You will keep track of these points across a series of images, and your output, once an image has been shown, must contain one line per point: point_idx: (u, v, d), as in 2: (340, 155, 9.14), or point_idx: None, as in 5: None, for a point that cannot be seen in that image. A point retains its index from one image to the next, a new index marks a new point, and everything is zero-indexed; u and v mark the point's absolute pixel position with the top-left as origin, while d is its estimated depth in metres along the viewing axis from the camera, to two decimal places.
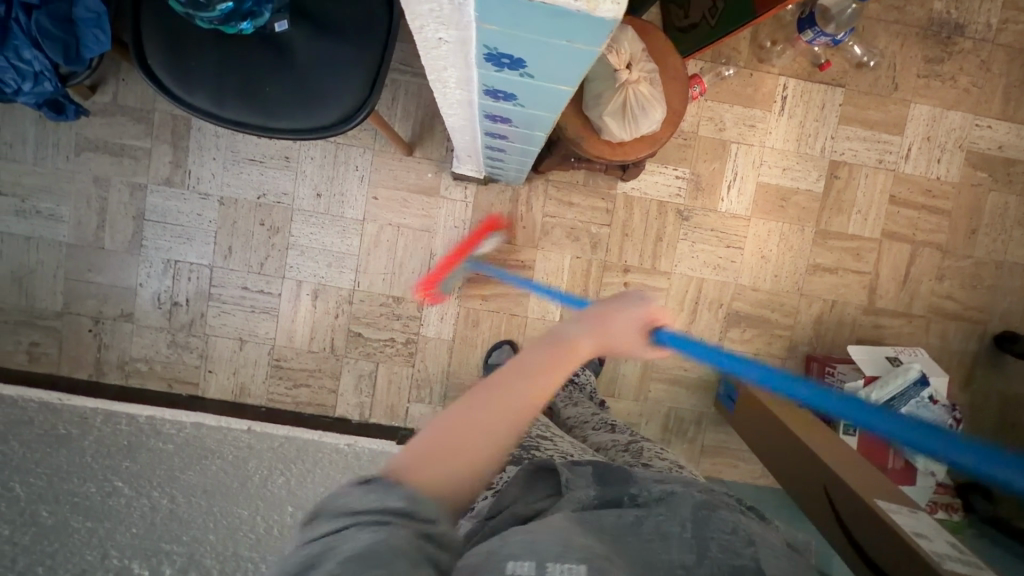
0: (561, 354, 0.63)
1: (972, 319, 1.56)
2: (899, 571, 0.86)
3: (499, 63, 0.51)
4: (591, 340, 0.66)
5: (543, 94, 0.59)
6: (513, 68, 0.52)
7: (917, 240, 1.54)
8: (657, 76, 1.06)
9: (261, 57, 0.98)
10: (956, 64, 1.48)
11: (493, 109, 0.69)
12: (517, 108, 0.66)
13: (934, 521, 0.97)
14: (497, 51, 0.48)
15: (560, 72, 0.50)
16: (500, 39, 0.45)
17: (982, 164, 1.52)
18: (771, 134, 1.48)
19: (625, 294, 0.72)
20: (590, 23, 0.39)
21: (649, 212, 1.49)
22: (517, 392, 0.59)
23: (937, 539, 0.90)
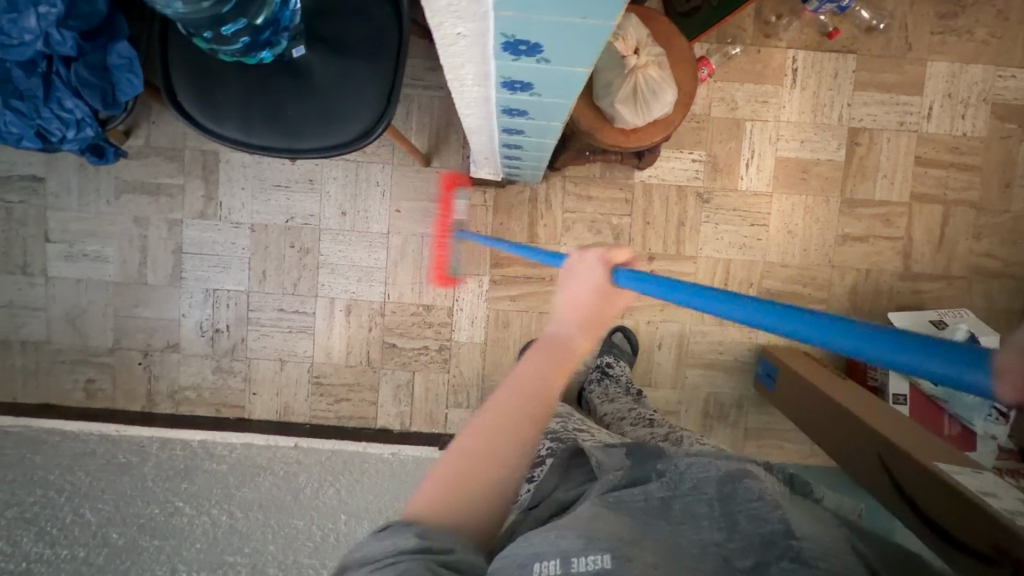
0: (560, 354, 0.63)
1: (1017, 275, 1.50)
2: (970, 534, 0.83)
3: (516, 51, 0.53)
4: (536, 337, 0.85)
5: (559, 78, 0.60)
6: (529, 54, 0.54)
7: (950, 200, 1.49)
8: (664, 58, 1.07)
9: (282, 82, 1.03)
10: (971, 17, 1.45)
11: (510, 102, 0.71)
12: (533, 98, 0.68)
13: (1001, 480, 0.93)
14: (514, 38, 0.50)
15: (575, 52, 0.52)
16: (516, 25, 0.47)
17: (1009, 115, 1.48)
18: (784, 108, 1.47)
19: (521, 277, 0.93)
20: None
21: (669, 198, 1.49)
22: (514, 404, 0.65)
23: (1006, 496, 0.87)
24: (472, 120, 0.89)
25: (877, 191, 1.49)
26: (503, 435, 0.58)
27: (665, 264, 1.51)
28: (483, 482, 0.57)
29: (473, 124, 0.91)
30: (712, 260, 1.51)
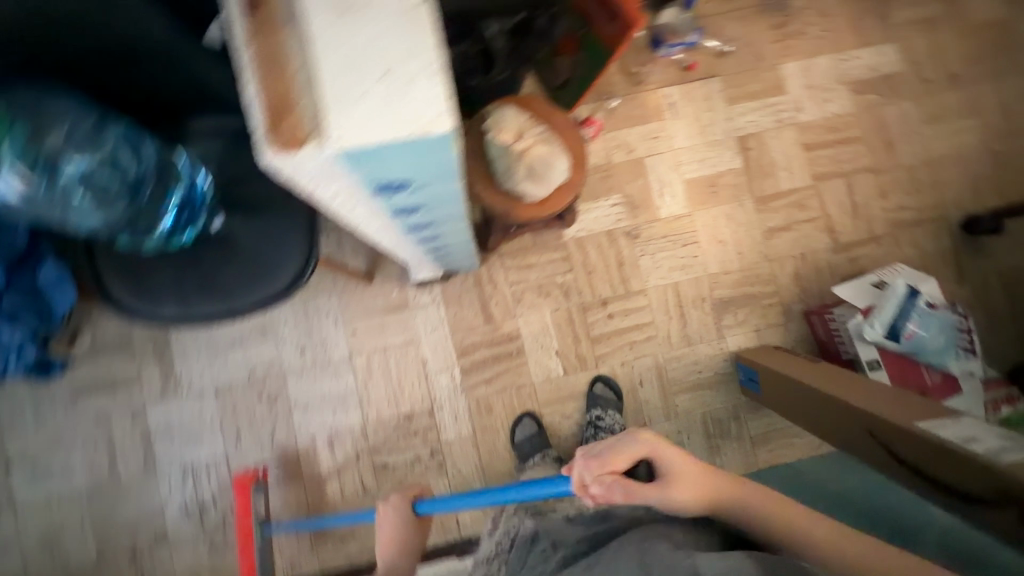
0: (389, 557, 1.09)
1: (932, 218, 1.61)
2: (972, 485, 0.83)
3: (390, 190, 0.59)
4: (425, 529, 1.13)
5: (442, 196, 0.66)
6: (403, 189, 0.59)
7: (847, 172, 1.62)
8: (550, 130, 1.17)
9: (208, 251, 1.07)
10: (800, 21, 1.65)
11: (411, 221, 0.77)
12: (430, 214, 0.74)
13: (981, 420, 0.95)
14: (383, 183, 0.56)
15: (441, 177, 0.58)
16: (377, 174, 0.52)
17: (865, 88, 1.65)
18: (675, 137, 1.61)
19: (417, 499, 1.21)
20: (436, 141, 0.46)
21: (602, 244, 1.57)
22: None
23: (988, 437, 0.88)
24: (383, 243, 0.93)
25: (782, 183, 1.61)
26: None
27: (619, 305, 1.56)
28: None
29: (386, 244, 0.95)
30: (660, 288, 1.57)
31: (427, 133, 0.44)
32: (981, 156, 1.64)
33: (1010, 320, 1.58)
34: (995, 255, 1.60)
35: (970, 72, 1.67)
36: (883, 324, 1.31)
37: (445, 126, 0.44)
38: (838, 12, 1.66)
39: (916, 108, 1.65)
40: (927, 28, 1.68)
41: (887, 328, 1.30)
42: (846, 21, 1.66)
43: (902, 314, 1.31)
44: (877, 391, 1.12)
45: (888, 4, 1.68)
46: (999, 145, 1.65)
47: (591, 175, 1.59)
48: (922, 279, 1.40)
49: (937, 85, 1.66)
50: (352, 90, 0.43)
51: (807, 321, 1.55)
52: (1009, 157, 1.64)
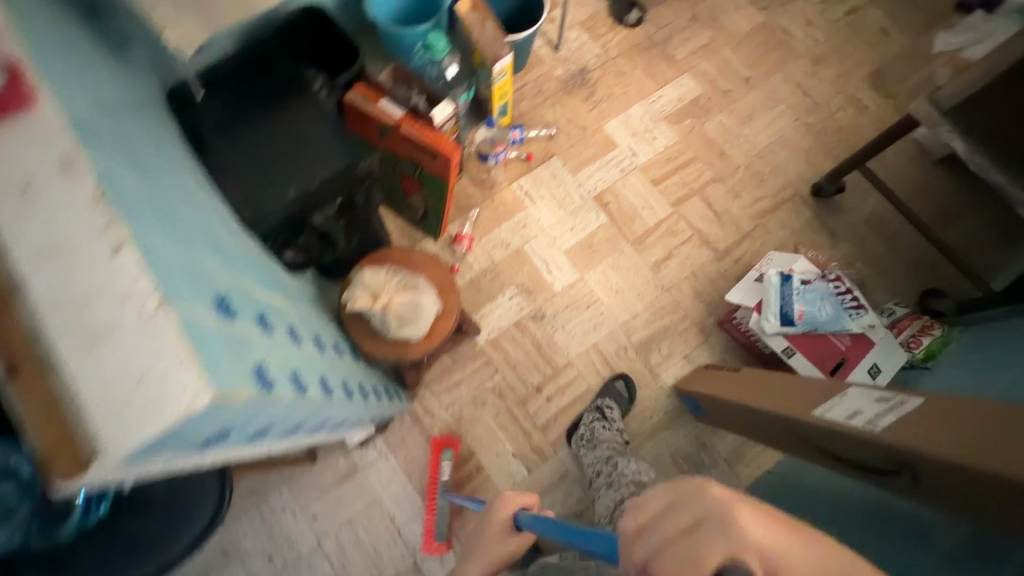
0: None
1: (785, 199, 1.77)
2: (865, 459, 0.87)
3: (219, 440, 0.66)
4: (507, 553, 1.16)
5: (281, 415, 0.74)
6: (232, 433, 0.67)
7: (698, 188, 1.78)
8: (407, 272, 1.26)
9: (122, 514, 1.07)
10: (604, 86, 1.89)
11: (278, 434, 0.84)
12: (288, 424, 0.81)
13: (867, 389, 1.00)
14: (205, 441, 0.63)
15: (259, 412, 0.66)
16: (189, 442, 0.60)
17: (680, 116, 1.86)
18: (541, 219, 1.75)
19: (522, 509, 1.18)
20: (208, 410, 0.54)
21: (515, 336, 1.65)
22: None
23: (870, 408, 0.93)
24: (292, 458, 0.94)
25: (648, 219, 1.75)
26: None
27: (553, 384, 1.61)
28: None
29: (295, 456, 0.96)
30: (583, 353, 1.63)
31: (188, 412, 0.52)
32: (799, 133, 1.84)
33: (892, 257, 1.71)
34: (852, 208, 1.75)
35: (758, 72, 1.91)
36: (774, 314, 1.38)
37: (203, 402, 0.52)
38: (631, 68, 1.91)
39: (729, 116, 1.86)
40: (708, 52, 1.93)
41: (779, 317, 1.38)
42: (641, 72, 1.90)
43: (785, 300, 1.38)
44: (788, 387, 1.17)
45: (668, 46, 1.94)
46: (810, 118, 1.86)
47: (482, 279, 1.69)
48: (792, 259, 1.49)
49: (737, 92, 1.88)
50: (119, 404, 0.52)
51: (723, 331, 1.63)
52: (823, 125, 1.85)
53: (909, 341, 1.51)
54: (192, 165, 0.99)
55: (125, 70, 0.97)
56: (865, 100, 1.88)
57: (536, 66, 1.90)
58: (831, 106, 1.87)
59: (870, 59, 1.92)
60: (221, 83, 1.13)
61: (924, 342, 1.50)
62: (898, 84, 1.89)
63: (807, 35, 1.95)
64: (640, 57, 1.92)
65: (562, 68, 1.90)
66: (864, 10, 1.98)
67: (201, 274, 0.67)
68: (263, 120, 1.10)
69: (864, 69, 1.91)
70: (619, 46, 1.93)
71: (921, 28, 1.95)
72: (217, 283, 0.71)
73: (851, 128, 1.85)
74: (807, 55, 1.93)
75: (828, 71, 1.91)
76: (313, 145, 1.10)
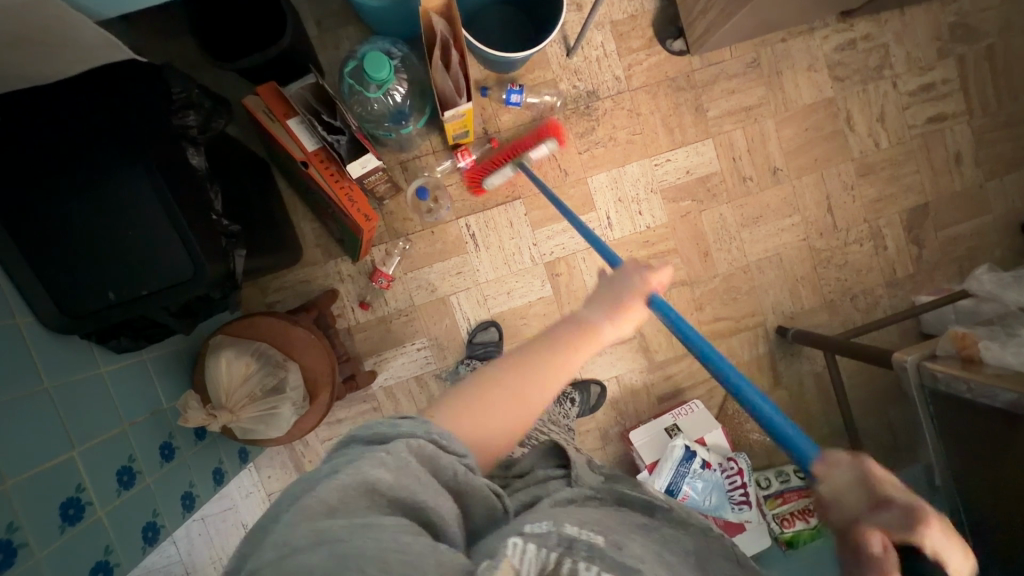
0: (580, 334, 0.77)
1: (749, 326, 1.58)
2: None
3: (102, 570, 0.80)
4: (608, 323, 0.79)
5: (126, 523, 0.86)
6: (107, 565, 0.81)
7: (661, 287, 1.56)
8: (255, 371, 1.06)
9: None
10: (608, 125, 1.51)
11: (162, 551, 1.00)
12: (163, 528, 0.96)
13: None
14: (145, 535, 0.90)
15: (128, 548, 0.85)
16: (106, 545, 0.81)
17: (680, 194, 1.54)
18: (479, 270, 1.51)
19: (623, 275, 0.84)
20: (75, 544, 0.76)
21: (412, 390, 1.52)
22: (521, 401, 0.70)
23: None
24: (314, 503, 0.50)
25: None
26: (503, 397, 0.70)
27: None
28: (498, 410, 0.69)
29: (340, 532, 0.48)
30: None
31: (67, 545, 0.75)
32: (799, 256, 1.58)
33: (823, 421, 1.60)
34: (811, 358, 1.59)
35: (792, 164, 1.56)
36: (661, 482, 1.34)
37: (71, 537, 0.76)
38: (650, 111, 1.52)
39: (734, 210, 1.56)
40: (747, 117, 1.55)
41: (663, 488, 1.32)
42: (659, 121, 1.52)
43: (675, 478, 1.33)
44: None
45: (705, 93, 1.53)
46: (819, 240, 1.59)
47: (395, 319, 1.51)
48: (709, 427, 1.42)
49: (756, 181, 1.56)
50: (71, 548, 0.76)
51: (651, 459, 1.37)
52: (829, 255, 1.59)
53: (781, 517, 1.49)
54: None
55: (146, 185, 0.82)
56: (889, 239, 1.60)
57: (534, 69, 1.48)
58: (849, 236, 1.59)
59: (922, 190, 1.60)
60: (4, 111, 0.81)
61: (797, 524, 1.48)
62: (935, 231, 1.61)
63: (870, 135, 1.58)
64: (666, 100, 1.52)
65: (567, 84, 1.49)
66: (949, 125, 1.60)
67: (118, 444, 0.89)
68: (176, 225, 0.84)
69: (910, 200, 1.60)
70: (646, 75, 1.51)
71: (997, 169, 1.61)
72: (19, 499, 0.70)
73: (858, 267, 1.60)
74: (857, 161, 1.58)
75: (869, 189, 1.59)
76: (143, 209, 0.82)
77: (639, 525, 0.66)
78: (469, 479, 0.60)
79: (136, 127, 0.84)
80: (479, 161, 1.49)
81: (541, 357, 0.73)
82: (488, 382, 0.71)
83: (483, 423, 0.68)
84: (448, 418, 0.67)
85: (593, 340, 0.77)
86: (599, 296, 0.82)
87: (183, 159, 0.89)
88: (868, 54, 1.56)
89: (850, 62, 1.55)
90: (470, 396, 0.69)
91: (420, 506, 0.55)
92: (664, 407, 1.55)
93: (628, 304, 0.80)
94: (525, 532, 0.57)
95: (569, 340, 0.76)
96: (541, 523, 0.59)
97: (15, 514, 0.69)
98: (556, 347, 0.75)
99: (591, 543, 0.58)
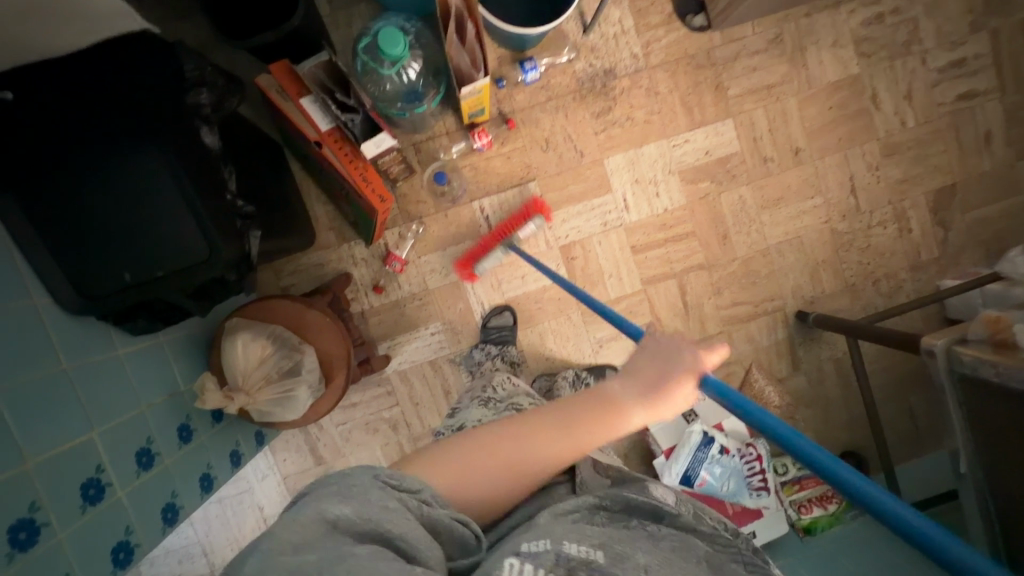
0: (599, 409, 0.74)
1: (768, 310, 1.55)
2: None
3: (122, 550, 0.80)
4: (635, 404, 0.74)
5: (145, 504, 0.86)
6: (127, 545, 0.81)
7: (678, 270, 1.53)
8: (270, 355, 1.05)
9: None
10: (626, 105, 1.47)
11: None
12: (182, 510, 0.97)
13: None
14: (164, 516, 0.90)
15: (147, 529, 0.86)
16: (125, 525, 0.81)
17: (699, 176, 1.50)
18: (493, 254, 1.49)
19: (662, 350, 0.78)
20: (96, 524, 0.76)
21: (426, 374, 1.51)
22: (510, 466, 0.70)
23: None
24: (287, 539, 0.49)
25: (612, 290, 1.52)
26: (492, 457, 0.70)
27: None
28: (486, 465, 0.69)
29: (316, 562, 0.47)
30: None
31: (87, 524, 0.75)
32: (820, 240, 1.55)
33: (843, 407, 1.58)
34: (831, 343, 1.56)
35: (815, 144, 1.52)
36: (678, 467, 1.32)
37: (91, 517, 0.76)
38: (669, 90, 1.48)
39: (754, 192, 1.52)
40: (768, 96, 1.50)
41: (680, 473, 1.31)
42: (677, 100, 1.48)
43: (693, 463, 1.32)
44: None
45: (725, 71, 1.48)
46: (841, 223, 1.54)
47: (409, 304, 1.49)
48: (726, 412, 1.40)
49: (777, 163, 1.52)
50: (92, 528, 0.76)
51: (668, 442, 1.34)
52: (851, 238, 1.55)
53: (798, 503, 1.47)
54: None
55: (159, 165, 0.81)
56: (913, 221, 1.56)
57: (550, 47, 1.44)
58: (873, 218, 1.55)
59: (950, 170, 1.55)
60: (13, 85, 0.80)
61: (815, 511, 1.46)
62: (963, 213, 1.56)
63: (896, 114, 1.53)
64: (685, 78, 1.48)
65: (583, 62, 1.45)
66: (980, 102, 1.54)
67: (136, 426, 0.88)
68: (190, 206, 0.83)
69: (937, 182, 1.55)
70: (664, 52, 1.47)
71: None
72: (40, 478, 0.70)
73: (881, 250, 1.56)
74: (882, 141, 1.53)
75: (894, 170, 1.54)
76: (156, 189, 0.81)
77: (642, 536, 0.65)
78: (432, 511, 0.61)
79: (148, 105, 0.82)
80: (493, 142, 1.46)
81: (546, 428, 0.72)
82: (480, 441, 0.71)
83: (466, 479, 0.68)
84: (430, 465, 0.67)
85: (614, 421, 0.73)
86: (633, 367, 0.77)
87: (196, 139, 0.87)
88: (896, 29, 1.50)
89: (877, 38, 1.50)
90: (462, 449, 0.70)
91: (390, 536, 0.54)
92: None
93: (660, 390, 0.75)
94: (521, 551, 0.59)
95: (586, 420, 0.73)
96: (537, 541, 0.61)
97: (38, 493, 0.69)
98: (562, 425, 0.73)
99: (588, 559, 0.59)
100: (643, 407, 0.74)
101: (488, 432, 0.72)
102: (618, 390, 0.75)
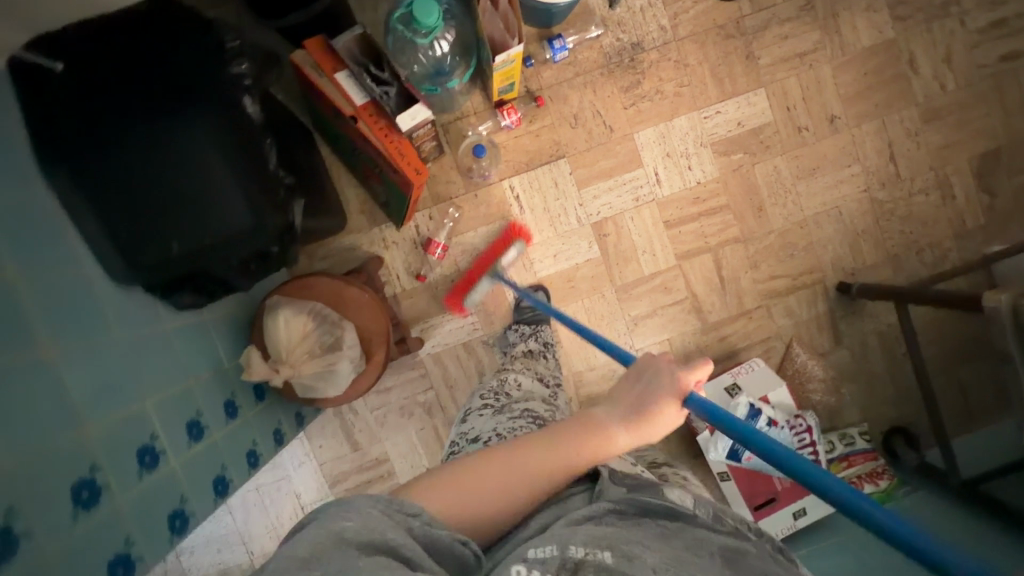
0: (587, 434, 0.71)
1: (808, 283, 1.51)
2: None
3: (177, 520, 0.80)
4: (620, 426, 0.72)
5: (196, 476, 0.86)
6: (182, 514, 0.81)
7: (713, 245, 1.50)
8: (311, 332, 1.05)
9: None
10: (655, 78, 1.45)
11: None
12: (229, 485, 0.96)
13: None
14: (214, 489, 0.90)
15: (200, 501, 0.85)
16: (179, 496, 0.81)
17: (732, 148, 1.48)
18: (524, 233, 1.48)
19: (644, 372, 0.76)
20: (152, 491, 0.76)
21: (460, 357, 1.50)
22: (506, 495, 0.66)
23: None
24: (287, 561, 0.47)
25: (646, 266, 1.49)
26: (489, 486, 0.66)
27: None
28: (482, 494, 0.65)
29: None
30: None
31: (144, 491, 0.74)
32: (859, 210, 1.50)
33: (888, 381, 1.53)
34: (874, 315, 1.52)
35: (850, 112, 1.48)
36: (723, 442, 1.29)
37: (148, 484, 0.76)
38: (698, 61, 1.45)
39: (789, 163, 1.49)
40: (801, 65, 1.47)
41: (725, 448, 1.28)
42: (707, 71, 1.46)
43: None
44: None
45: (756, 40, 1.46)
46: (881, 191, 1.50)
47: (441, 286, 1.49)
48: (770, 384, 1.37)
49: (812, 132, 1.48)
50: (150, 494, 0.75)
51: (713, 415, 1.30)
52: (892, 207, 1.51)
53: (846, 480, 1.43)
54: (29, 168, 0.76)
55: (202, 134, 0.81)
56: (957, 188, 1.51)
57: (577, 23, 1.43)
58: (914, 186, 1.50)
59: (994, 134, 1.50)
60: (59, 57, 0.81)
61: (865, 488, 1.41)
62: (1008, 177, 1.51)
63: (935, 77, 1.48)
64: (715, 49, 1.45)
65: (611, 36, 1.44)
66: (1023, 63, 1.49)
67: (184, 398, 0.88)
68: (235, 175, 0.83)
69: (979, 146, 1.50)
70: (693, 23, 1.45)
71: None
72: (99, 442, 0.70)
73: (923, 218, 1.51)
74: (921, 106, 1.49)
75: (935, 135, 1.50)
76: (201, 158, 0.81)
77: (654, 533, 0.60)
78: (431, 529, 0.58)
79: (190, 76, 0.83)
80: (522, 120, 1.45)
81: (534, 451, 0.69)
82: (476, 464, 0.68)
83: (466, 504, 0.64)
84: (433, 486, 0.64)
85: (603, 444, 0.71)
86: (618, 394, 0.76)
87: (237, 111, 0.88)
88: None
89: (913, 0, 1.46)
90: (456, 474, 0.67)
91: (393, 551, 0.52)
92: (719, 369, 1.50)
93: (646, 410, 0.72)
94: (528, 557, 0.55)
95: (565, 436, 0.71)
96: (545, 545, 0.56)
97: (97, 456, 0.69)
98: (551, 450, 0.70)
99: (596, 561, 0.54)
100: (629, 427, 0.72)
101: (481, 457, 0.69)
102: (605, 415, 0.73)
